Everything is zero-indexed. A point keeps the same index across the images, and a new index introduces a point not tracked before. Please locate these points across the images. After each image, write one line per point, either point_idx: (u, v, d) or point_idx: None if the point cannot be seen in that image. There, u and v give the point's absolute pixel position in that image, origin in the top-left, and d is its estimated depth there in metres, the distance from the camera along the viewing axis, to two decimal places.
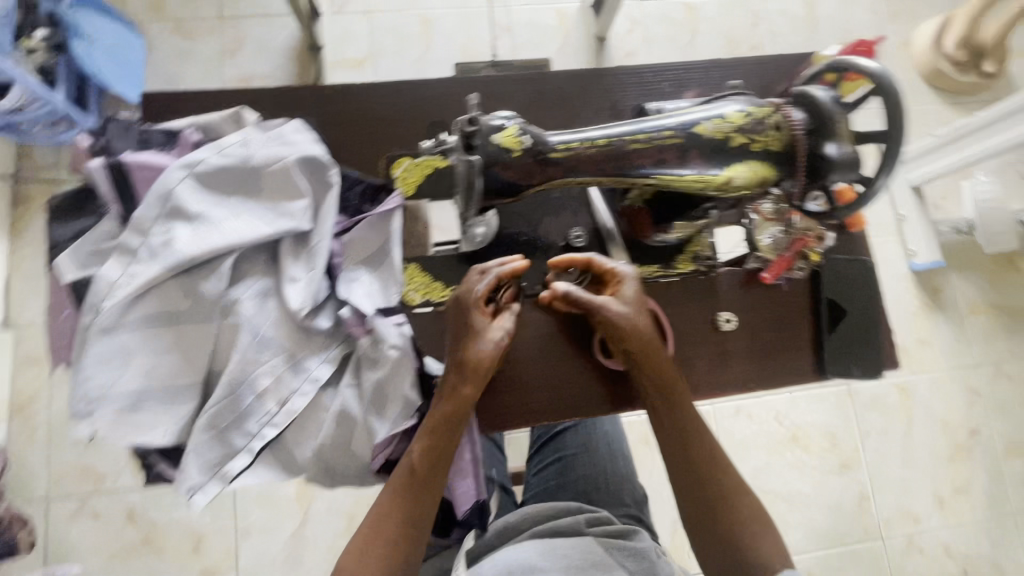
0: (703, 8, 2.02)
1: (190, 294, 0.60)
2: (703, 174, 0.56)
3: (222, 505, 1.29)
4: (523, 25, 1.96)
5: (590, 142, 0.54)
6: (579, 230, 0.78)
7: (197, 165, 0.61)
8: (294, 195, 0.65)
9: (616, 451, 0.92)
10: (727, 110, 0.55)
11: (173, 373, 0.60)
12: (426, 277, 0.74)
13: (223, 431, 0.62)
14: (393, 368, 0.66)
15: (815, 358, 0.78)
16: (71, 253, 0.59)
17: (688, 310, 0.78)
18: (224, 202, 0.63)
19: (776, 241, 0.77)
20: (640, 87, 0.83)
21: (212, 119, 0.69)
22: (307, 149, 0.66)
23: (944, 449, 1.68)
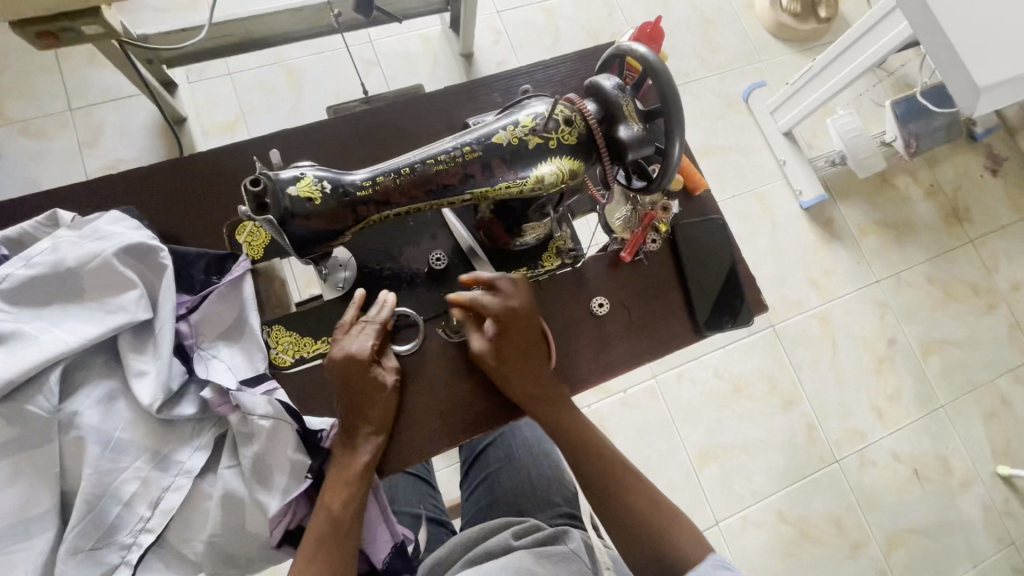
0: (559, 8, 2.11)
1: (19, 419, 0.56)
2: (512, 180, 0.58)
3: None
4: (391, 56, 1.97)
5: (392, 173, 0.55)
6: (440, 252, 0.78)
7: (2, 282, 0.58)
8: (122, 288, 0.62)
9: (540, 454, 0.92)
10: (519, 116, 0.57)
11: (18, 506, 0.56)
12: (294, 335, 0.73)
13: (93, 551, 0.58)
14: (270, 437, 0.64)
15: (688, 318, 0.82)
16: None
17: (561, 303, 0.80)
18: (43, 314, 0.59)
19: (627, 218, 0.82)
20: (473, 102, 0.84)
21: (21, 229, 0.65)
22: (126, 238, 0.63)
23: (870, 362, 1.75)
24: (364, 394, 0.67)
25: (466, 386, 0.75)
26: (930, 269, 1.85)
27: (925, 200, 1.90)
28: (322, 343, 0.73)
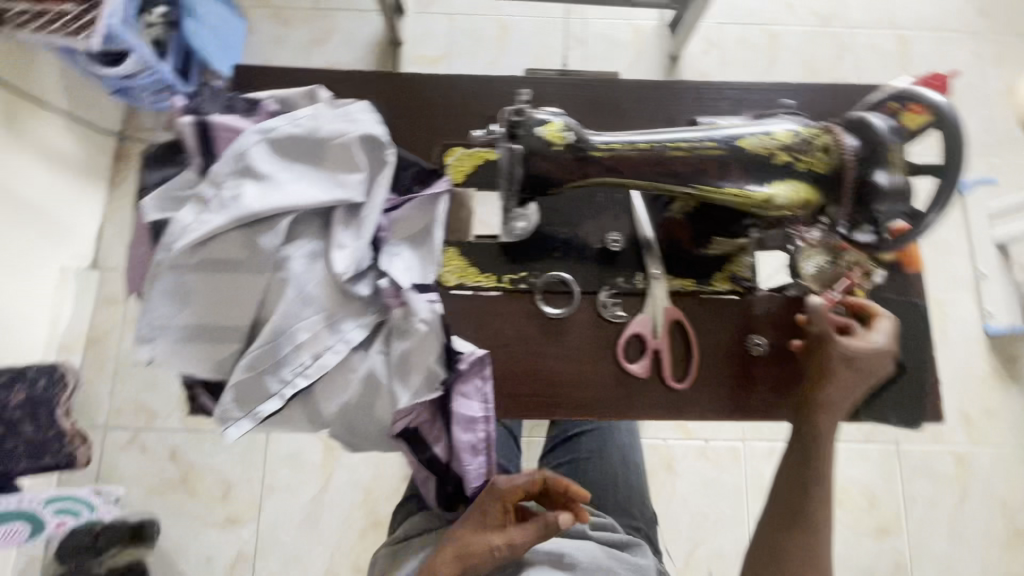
0: (785, 35, 1.99)
1: (249, 245, 0.65)
2: (743, 189, 0.56)
3: (254, 460, 1.39)
4: (598, 39, 1.98)
5: (631, 144, 0.55)
6: (617, 235, 0.78)
7: (272, 131, 0.67)
8: (352, 168, 0.70)
9: (632, 464, 0.91)
10: (773, 128, 0.55)
11: (224, 316, 0.66)
12: (463, 261, 0.78)
13: (261, 374, 0.67)
14: (422, 340, 0.69)
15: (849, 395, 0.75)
16: (155, 197, 0.66)
17: (719, 328, 0.77)
18: (289, 168, 0.68)
19: (820, 270, 0.76)
20: (698, 106, 0.83)
21: (289, 94, 0.76)
22: (369, 127, 0.70)
23: (1001, 532, 1.49)
24: (479, 521, 0.67)
25: (612, 366, 0.75)
26: None
27: None
28: (485, 278, 0.77)
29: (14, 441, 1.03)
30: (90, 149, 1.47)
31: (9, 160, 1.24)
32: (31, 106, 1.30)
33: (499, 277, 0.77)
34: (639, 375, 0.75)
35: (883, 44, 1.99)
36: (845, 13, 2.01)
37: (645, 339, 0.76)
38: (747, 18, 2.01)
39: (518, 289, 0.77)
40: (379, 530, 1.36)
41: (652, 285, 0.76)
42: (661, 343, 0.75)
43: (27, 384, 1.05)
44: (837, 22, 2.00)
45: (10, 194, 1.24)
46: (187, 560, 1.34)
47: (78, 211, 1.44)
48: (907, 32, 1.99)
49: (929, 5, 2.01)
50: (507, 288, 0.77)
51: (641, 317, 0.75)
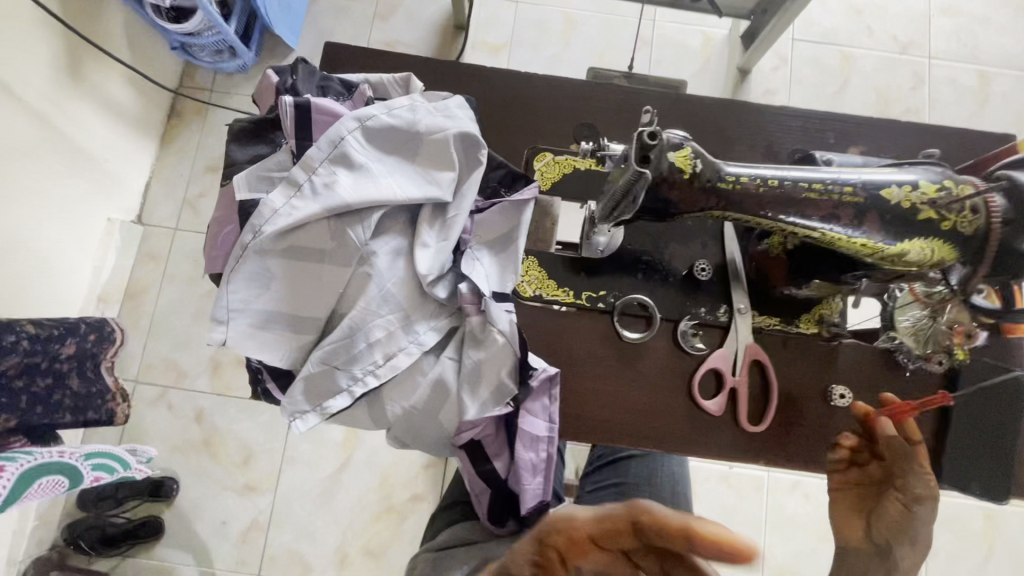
0: (860, 58, 1.92)
1: (337, 236, 0.63)
2: (873, 241, 0.52)
3: (278, 431, 1.39)
4: (664, 42, 1.91)
5: (761, 179, 0.52)
6: (705, 263, 0.75)
7: (369, 120, 0.65)
8: (445, 166, 0.67)
9: (681, 496, 0.89)
10: (918, 179, 0.52)
11: (302, 305, 0.64)
12: (542, 271, 0.75)
13: (332, 370, 0.65)
14: (497, 351, 0.67)
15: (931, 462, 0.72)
16: (246, 176, 0.64)
17: (800, 372, 0.73)
18: (382, 159, 0.66)
19: (916, 323, 0.71)
20: (800, 134, 0.79)
21: (381, 79, 0.73)
22: (467, 126, 0.68)
23: None
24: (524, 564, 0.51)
25: (685, 399, 0.73)
26: None
27: None
28: (563, 292, 0.74)
29: (61, 393, 1.00)
30: (146, 102, 1.46)
31: (74, 108, 1.22)
32: (98, 54, 1.27)
33: (577, 293, 0.74)
34: (713, 413, 0.72)
35: (962, 78, 1.91)
36: (926, 41, 1.92)
37: (722, 375, 0.72)
38: (823, 36, 1.93)
39: (595, 308, 0.74)
40: (393, 516, 1.35)
41: (737, 319, 0.73)
42: (740, 382, 0.72)
43: (78, 338, 1.03)
44: (918, 51, 1.92)
45: (68, 141, 1.22)
46: (203, 521, 1.35)
47: (130, 163, 1.44)
48: (989, 69, 1.91)
49: (1016, 43, 1.92)
50: (584, 304, 0.74)
51: (721, 351, 0.72)
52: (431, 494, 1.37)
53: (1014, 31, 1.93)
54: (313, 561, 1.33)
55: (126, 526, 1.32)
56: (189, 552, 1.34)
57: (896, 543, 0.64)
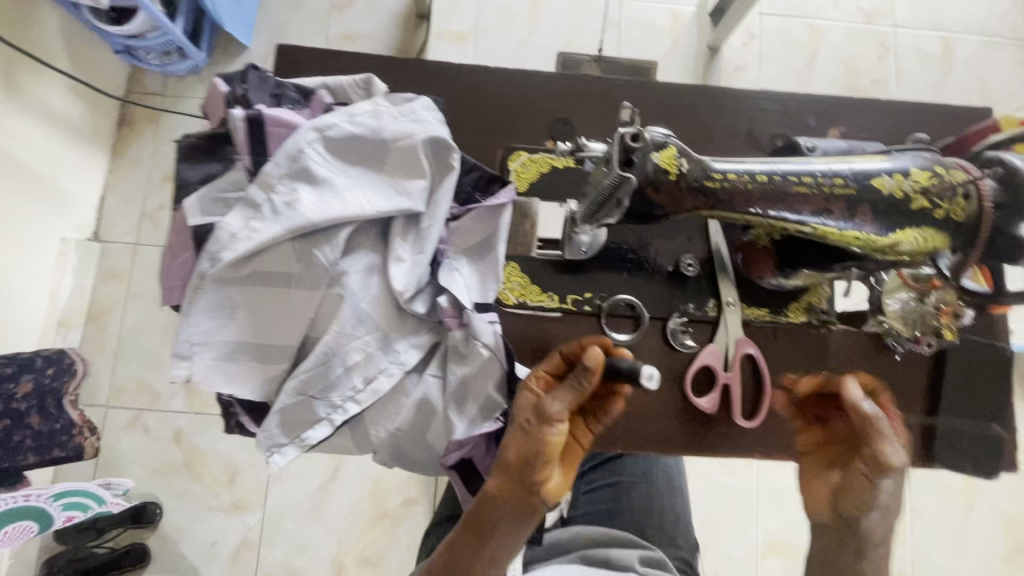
0: (828, 31, 1.91)
1: (304, 257, 0.59)
2: (866, 233, 0.50)
3: None
4: (632, 23, 1.88)
5: (749, 175, 0.50)
6: (691, 258, 0.73)
7: (329, 130, 0.60)
8: (415, 174, 0.63)
9: (676, 490, 0.89)
10: (910, 167, 0.50)
11: (272, 333, 0.60)
12: (524, 278, 0.72)
13: (309, 399, 0.61)
14: (482, 366, 0.64)
15: (924, 444, 0.71)
16: (197, 198, 0.58)
17: (791, 362, 0.72)
18: (347, 171, 0.61)
19: (905, 308, 0.70)
20: (780, 118, 0.77)
21: (341, 82, 0.68)
22: (436, 129, 0.64)
23: (1003, 548, 1.50)
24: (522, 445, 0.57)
25: (679, 398, 0.71)
26: None
27: None
28: (548, 297, 0.72)
29: (20, 434, 0.92)
30: (92, 111, 1.37)
31: (12, 124, 1.14)
32: (35, 63, 1.18)
33: (562, 297, 0.72)
34: (706, 410, 0.70)
35: (927, 46, 1.92)
36: (891, 10, 1.93)
37: (714, 371, 0.71)
38: (790, 9, 1.92)
39: (582, 311, 0.72)
40: (388, 522, 1.32)
41: (726, 313, 0.71)
42: (733, 377, 0.70)
43: (35, 374, 0.95)
44: (883, 20, 1.92)
45: (10, 159, 1.13)
46: (191, 543, 1.30)
47: (81, 176, 1.35)
48: (952, 36, 1.92)
49: (978, 9, 1.94)
50: (571, 308, 0.72)
51: (712, 348, 0.70)
52: (425, 497, 1.34)
53: None
54: None
55: (109, 556, 1.27)
56: None
57: (863, 514, 0.59)
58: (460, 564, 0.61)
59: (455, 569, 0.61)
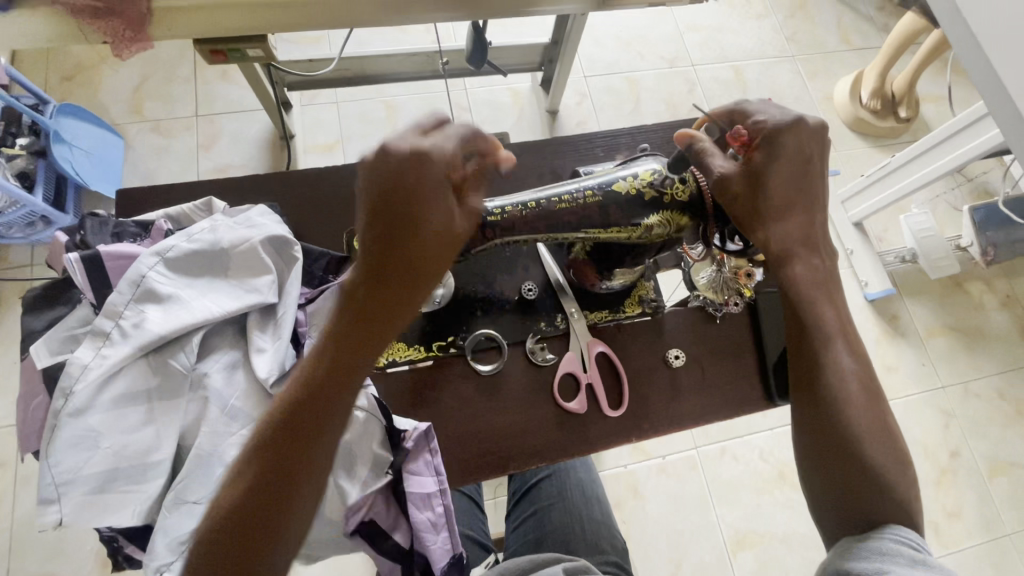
0: (643, 79, 2.26)
1: (161, 370, 0.63)
2: (624, 225, 0.65)
3: None
4: (481, 105, 2.12)
5: (522, 204, 0.64)
6: (531, 283, 0.83)
7: (168, 251, 0.66)
8: (260, 271, 0.70)
9: (594, 499, 0.93)
10: (638, 170, 0.65)
11: (142, 451, 0.61)
12: (389, 338, 0.78)
13: (192, 506, 0.61)
14: (360, 428, 0.69)
15: (762, 386, 0.83)
16: (44, 341, 0.61)
17: (638, 348, 0.83)
18: (193, 284, 0.67)
19: (712, 279, 0.85)
20: (576, 156, 0.93)
21: (181, 210, 0.76)
22: (272, 229, 0.72)
23: (929, 472, 1.62)
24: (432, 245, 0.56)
25: (553, 409, 0.78)
26: (1003, 383, 1.72)
27: (1001, 310, 1.80)
28: (414, 350, 0.78)
29: None
30: None
31: None
32: None
33: (428, 346, 0.79)
34: (578, 411, 0.78)
35: (723, 75, 2.32)
36: (687, 53, 2.32)
37: (576, 375, 0.80)
38: (608, 68, 2.26)
39: (448, 354, 0.79)
40: None
41: (572, 323, 0.81)
42: (592, 375, 0.79)
43: None
44: (683, 62, 2.31)
45: None
46: None
47: None
48: (739, 63, 2.33)
49: (751, 39, 2.38)
50: (438, 355, 0.79)
51: (568, 355, 0.80)
52: None
53: (746, 31, 2.39)
54: None
55: None
56: None
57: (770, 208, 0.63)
58: (292, 442, 0.53)
59: (289, 451, 0.53)
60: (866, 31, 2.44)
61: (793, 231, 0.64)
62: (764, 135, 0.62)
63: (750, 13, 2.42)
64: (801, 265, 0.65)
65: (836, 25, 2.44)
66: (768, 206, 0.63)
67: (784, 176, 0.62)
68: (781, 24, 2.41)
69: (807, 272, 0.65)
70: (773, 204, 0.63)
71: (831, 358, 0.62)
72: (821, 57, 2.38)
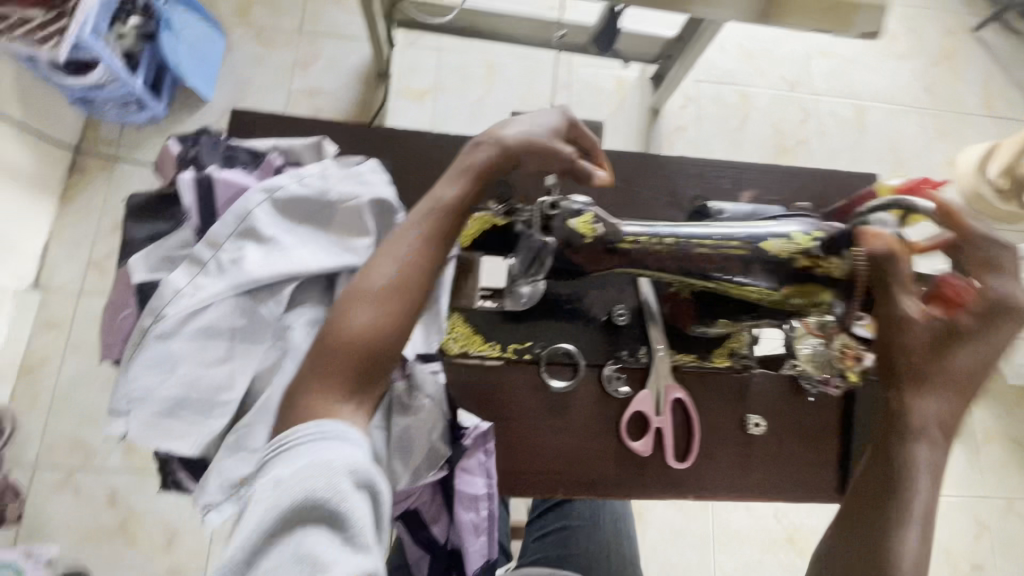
0: (756, 97, 2.11)
1: (251, 312, 0.62)
2: (760, 287, 0.62)
3: None
4: (581, 86, 2.01)
5: (660, 239, 0.61)
6: (623, 308, 0.78)
7: (277, 191, 0.64)
8: (359, 232, 0.67)
9: (625, 534, 0.91)
10: (791, 232, 0.61)
11: (213, 388, 0.60)
12: (467, 328, 0.76)
13: (248, 454, 0.60)
14: (426, 415, 0.66)
15: (838, 478, 0.77)
16: (144, 255, 0.61)
17: (717, 404, 0.77)
18: (295, 230, 0.65)
19: (815, 351, 0.77)
20: (701, 183, 0.86)
21: (293, 146, 0.73)
22: (382, 191, 0.68)
23: None
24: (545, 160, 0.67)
25: (616, 442, 0.74)
26: None
27: None
28: (490, 346, 0.75)
29: None
30: (42, 160, 1.38)
31: None
32: None
33: (504, 346, 0.76)
34: (642, 454, 0.74)
35: (843, 112, 2.14)
36: (810, 79, 2.15)
37: (647, 417, 0.75)
38: (722, 77, 2.12)
39: (522, 360, 0.75)
40: None
41: (655, 359, 0.76)
42: (664, 421, 0.74)
43: None
44: (803, 88, 2.14)
45: None
46: None
47: (25, 225, 1.34)
48: (863, 102, 2.15)
49: (884, 78, 2.18)
50: (512, 357, 0.75)
51: (643, 394, 0.75)
52: None
53: (882, 69, 2.19)
54: None
55: None
56: None
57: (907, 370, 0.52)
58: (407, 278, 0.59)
59: (400, 281, 0.59)
60: (1015, 99, 2.20)
61: (953, 393, 0.51)
62: (983, 300, 0.53)
63: (890, 51, 2.21)
64: (936, 407, 0.51)
65: (982, 85, 2.21)
66: (936, 360, 0.52)
67: (974, 354, 0.51)
68: (922, 71, 2.20)
69: (936, 427, 0.50)
70: (941, 367, 0.51)
71: (904, 492, 0.48)
72: (956, 116, 2.17)
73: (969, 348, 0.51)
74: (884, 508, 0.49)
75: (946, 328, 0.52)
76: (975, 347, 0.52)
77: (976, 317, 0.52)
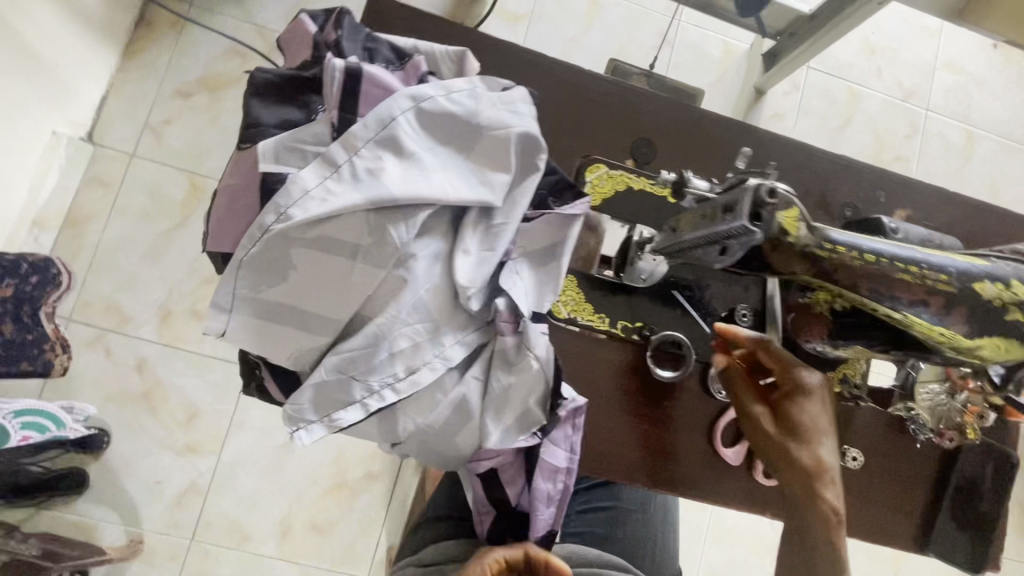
0: (866, 98, 1.93)
1: (378, 231, 0.55)
2: (952, 330, 0.52)
3: (228, 389, 1.24)
4: (686, 48, 1.81)
5: (862, 254, 0.52)
6: (745, 308, 0.72)
7: (425, 101, 0.56)
8: (500, 167, 0.59)
9: (670, 528, 0.90)
10: (1008, 275, 0.52)
11: (322, 304, 0.56)
12: (579, 294, 0.70)
13: (347, 379, 0.57)
14: (529, 378, 0.62)
15: (919, 528, 0.74)
16: (274, 145, 0.54)
17: None
18: (435, 149, 0.58)
19: (935, 397, 0.73)
20: (853, 190, 0.78)
21: (434, 50, 0.63)
22: (533, 126, 0.60)
23: None
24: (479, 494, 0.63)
25: (704, 442, 0.71)
26: None
27: None
28: (598, 318, 0.70)
29: None
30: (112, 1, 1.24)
31: (30, 6, 1.02)
32: None
33: (613, 322, 0.70)
34: (731, 462, 0.71)
35: (952, 135, 1.97)
36: (927, 91, 1.96)
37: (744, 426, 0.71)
38: (837, 69, 1.93)
39: (630, 339, 0.71)
40: (344, 493, 1.24)
41: None
42: None
43: (18, 280, 0.98)
44: (918, 100, 1.96)
45: (19, 43, 1.02)
46: (135, 479, 1.19)
47: (86, 70, 1.22)
48: (975, 130, 1.98)
49: (1004, 108, 2.00)
50: (619, 334, 0.70)
51: None
52: (388, 475, 1.27)
53: (1005, 98, 2.00)
54: (256, 532, 1.21)
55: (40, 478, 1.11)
56: (113, 510, 1.17)
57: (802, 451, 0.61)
58: None
59: None
60: None
61: (813, 416, 0.61)
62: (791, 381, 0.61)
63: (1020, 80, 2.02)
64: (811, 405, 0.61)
65: None
66: (807, 433, 0.61)
67: (816, 414, 0.61)
68: None
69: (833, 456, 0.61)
70: (808, 434, 0.61)
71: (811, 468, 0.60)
72: None
73: (811, 411, 0.61)
74: (805, 492, 0.60)
75: (788, 404, 0.61)
76: (814, 406, 0.61)
77: (805, 406, 0.61)
